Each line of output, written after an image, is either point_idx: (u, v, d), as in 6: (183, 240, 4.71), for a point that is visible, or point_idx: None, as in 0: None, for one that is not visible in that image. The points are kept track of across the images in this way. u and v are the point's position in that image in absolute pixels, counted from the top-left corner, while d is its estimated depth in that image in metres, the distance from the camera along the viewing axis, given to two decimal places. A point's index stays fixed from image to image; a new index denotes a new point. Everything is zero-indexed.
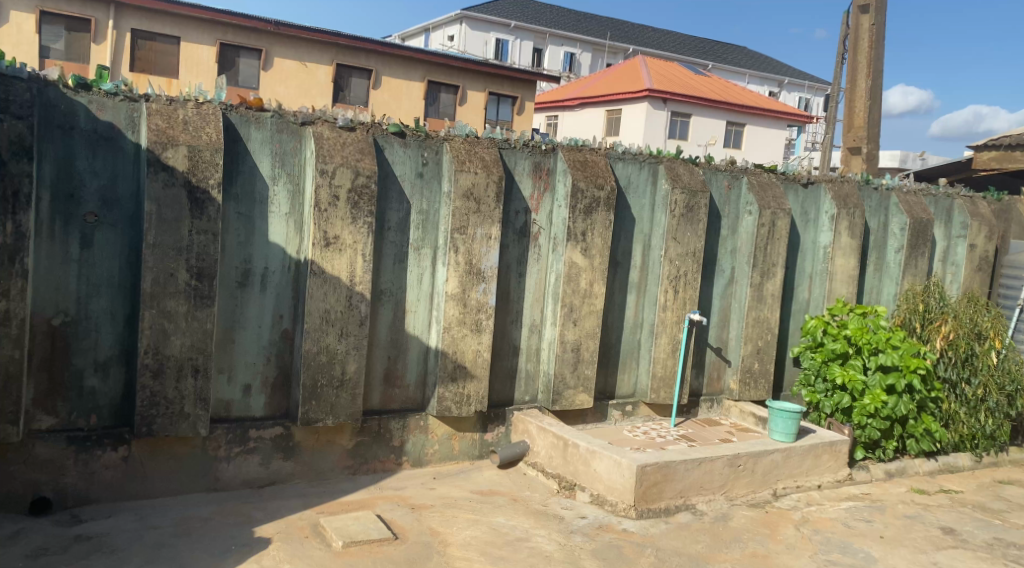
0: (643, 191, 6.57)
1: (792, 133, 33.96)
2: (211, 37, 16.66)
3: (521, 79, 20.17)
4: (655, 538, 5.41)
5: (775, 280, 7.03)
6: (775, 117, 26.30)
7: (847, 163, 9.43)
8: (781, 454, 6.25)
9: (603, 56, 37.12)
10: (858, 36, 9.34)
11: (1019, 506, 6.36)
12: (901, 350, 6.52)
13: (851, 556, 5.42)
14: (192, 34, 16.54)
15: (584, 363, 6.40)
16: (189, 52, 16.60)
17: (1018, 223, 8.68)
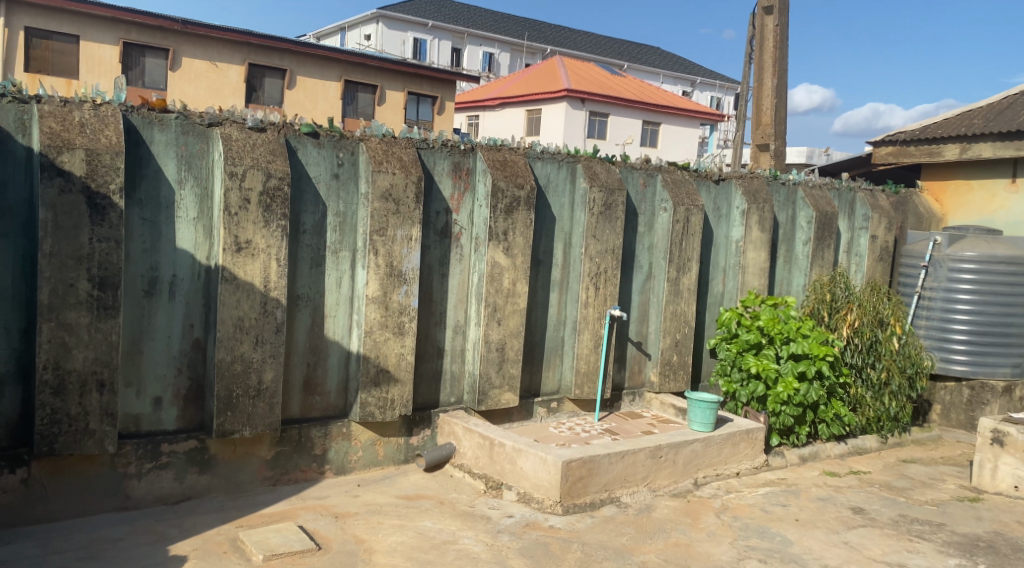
0: (562, 190, 6.61)
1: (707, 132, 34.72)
2: (113, 36, 16.04)
3: (442, 79, 20.17)
4: (581, 533, 5.46)
5: (691, 274, 7.16)
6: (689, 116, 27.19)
7: (757, 159, 9.76)
8: (701, 443, 6.41)
9: (522, 56, 37.45)
10: (763, 35, 9.64)
11: (921, 483, 6.70)
12: (811, 338, 6.79)
13: (768, 541, 5.59)
14: (91, 32, 15.88)
15: (509, 362, 6.39)
16: (90, 50, 15.90)
17: (915, 213, 9.11)
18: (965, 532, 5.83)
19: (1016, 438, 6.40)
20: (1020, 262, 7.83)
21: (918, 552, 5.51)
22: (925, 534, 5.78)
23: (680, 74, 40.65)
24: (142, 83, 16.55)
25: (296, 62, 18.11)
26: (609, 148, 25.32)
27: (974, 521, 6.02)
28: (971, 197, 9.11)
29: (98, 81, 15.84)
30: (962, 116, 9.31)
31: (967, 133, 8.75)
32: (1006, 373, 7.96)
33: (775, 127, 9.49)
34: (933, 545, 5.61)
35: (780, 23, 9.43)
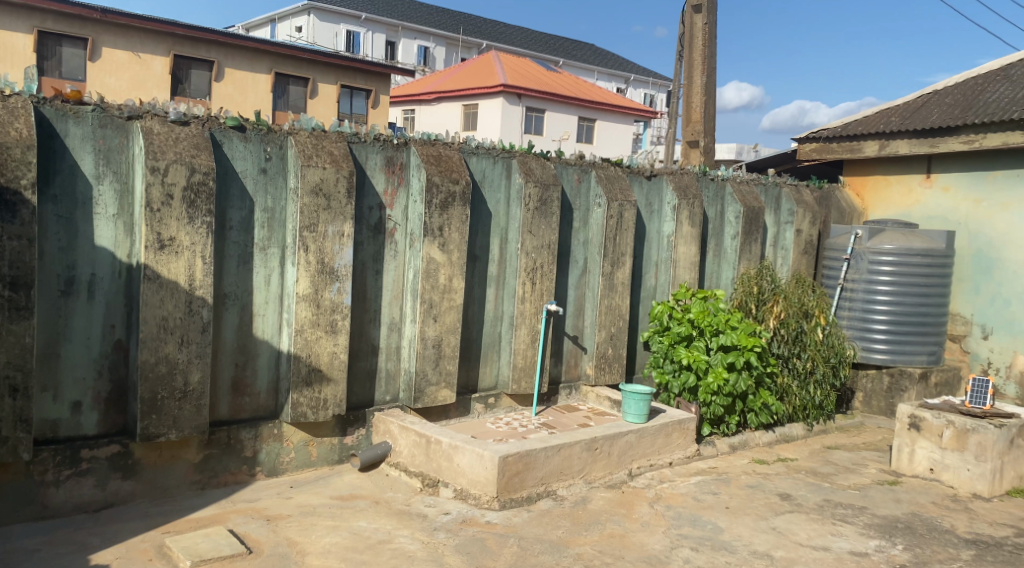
0: (498, 185, 6.60)
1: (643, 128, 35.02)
2: (27, 25, 15.94)
3: (377, 74, 20.68)
4: (518, 528, 5.47)
5: (626, 268, 7.24)
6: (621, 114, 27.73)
7: (688, 156, 9.97)
8: (635, 434, 6.49)
9: (457, 50, 37.15)
10: (693, 33, 9.78)
11: (845, 468, 6.94)
12: (739, 330, 6.94)
13: (700, 529, 5.70)
14: (5, 21, 15.85)
15: (446, 359, 6.34)
16: (3, 39, 15.92)
17: (837, 207, 9.53)
18: (885, 515, 6.04)
19: (932, 423, 6.65)
20: (935, 255, 8.26)
21: (841, 535, 5.69)
22: (848, 517, 5.98)
23: (614, 71, 40.90)
24: (59, 74, 16.63)
25: (224, 54, 18.29)
26: (544, 144, 25.71)
27: (893, 503, 6.26)
28: (889, 191, 9.53)
29: (10, 71, 15.95)
30: (880, 114, 9.65)
31: (885, 131, 9.11)
32: (922, 361, 8.33)
33: (704, 124, 9.70)
34: (855, 528, 5.81)
35: (708, 22, 9.61)
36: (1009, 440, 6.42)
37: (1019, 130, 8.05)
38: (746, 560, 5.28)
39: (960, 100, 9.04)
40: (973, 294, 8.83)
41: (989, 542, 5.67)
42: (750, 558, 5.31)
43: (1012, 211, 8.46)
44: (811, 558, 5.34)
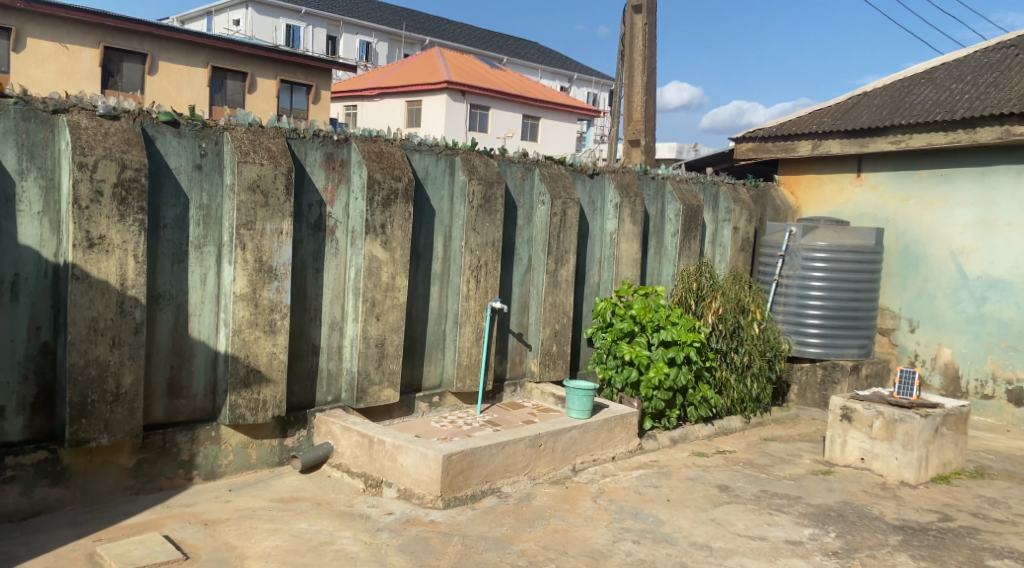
0: (441, 183, 6.55)
1: (586, 127, 35.06)
2: None
3: (317, 68, 20.48)
4: (461, 526, 5.44)
5: (570, 266, 7.29)
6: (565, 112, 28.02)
7: (630, 154, 10.10)
8: (578, 430, 6.53)
9: (400, 46, 36.67)
10: (634, 34, 9.92)
11: (781, 459, 7.11)
12: (679, 326, 7.11)
13: (641, 522, 5.76)
14: None
15: (389, 358, 6.27)
16: None
17: (772, 206, 9.72)
18: (818, 504, 6.18)
19: (863, 414, 6.83)
20: (864, 251, 8.52)
21: (777, 524, 5.79)
22: (783, 507, 6.10)
23: (558, 70, 40.88)
24: None
25: (157, 46, 18.03)
26: (487, 142, 25.66)
27: (826, 492, 6.41)
28: (822, 190, 9.82)
29: None
30: (813, 115, 9.91)
31: (817, 131, 9.36)
32: (853, 355, 8.62)
33: (645, 123, 9.82)
34: (790, 517, 5.92)
35: (649, 22, 9.73)
36: (934, 429, 6.65)
37: (942, 131, 8.36)
38: (686, 552, 5.34)
39: (888, 102, 9.33)
40: (901, 289, 9.15)
41: (914, 527, 5.80)
42: (690, 550, 5.37)
43: (937, 209, 8.80)
44: (748, 548, 5.42)
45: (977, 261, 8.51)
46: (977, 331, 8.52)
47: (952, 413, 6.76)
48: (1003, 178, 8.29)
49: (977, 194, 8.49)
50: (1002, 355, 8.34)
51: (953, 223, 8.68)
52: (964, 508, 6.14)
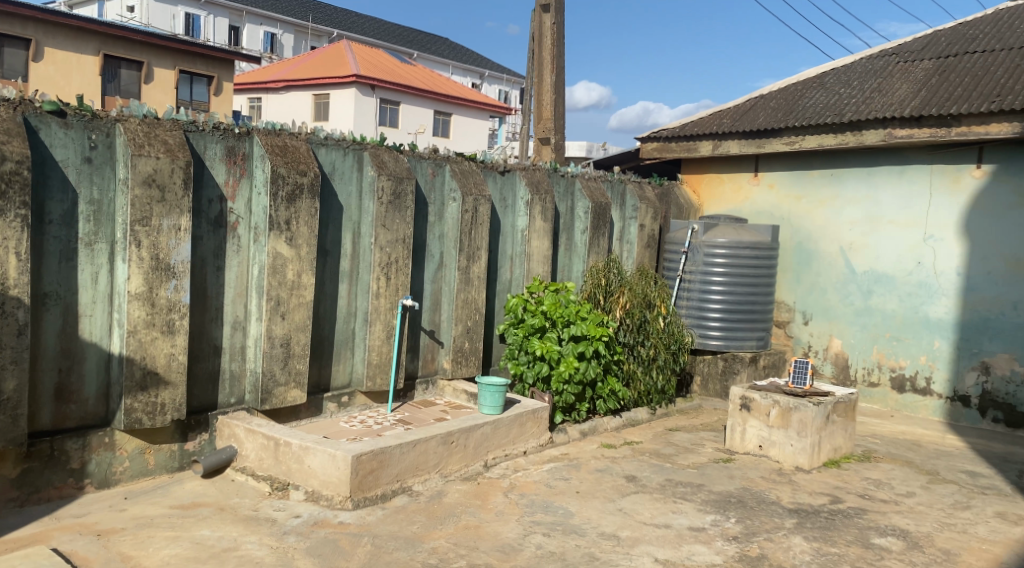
0: (349, 178, 6.42)
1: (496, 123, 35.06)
2: None
3: (218, 59, 19.96)
4: (371, 526, 5.35)
5: (481, 262, 7.26)
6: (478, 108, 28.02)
7: (540, 152, 10.14)
8: (490, 426, 6.51)
9: (306, 38, 35.95)
10: (542, 33, 9.91)
11: (685, 449, 7.24)
12: (589, 321, 7.20)
13: (552, 515, 5.77)
14: None
15: (295, 358, 6.11)
16: None
17: (676, 204, 9.90)
18: (720, 491, 6.31)
19: (760, 403, 7.02)
20: (763, 248, 8.78)
21: (681, 512, 5.88)
22: (687, 495, 6.21)
23: (468, 66, 40.77)
24: None
25: (43, 32, 17.26)
26: (398, 137, 25.39)
27: (728, 479, 6.55)
28: (722, 189, 10.06)
29: None
30: (715, 116, 10.14)
31: (718, 132, 9.56)
32: (751, 347, 8.87)
33: (555, 121, 9.87)
34: (693, 504, 6.02)
35: (557, 22, 9.76)
36: (826, 416, 6.83)
37: (832, 133, 8.68)
38: (594, 542, 5.38)
39: (782, 104, 9.62)
40: (795, 283, 9.47)
41: (809, 510, 5.96)
42: (598, 540, 5.41)
43: (827, 207, 9.15)
44: (654, 536, 5.49)
45: (864, 256, 8.88)
46: (865, 322, 8.89)
47: (842, 400, 6.97)
48: (887, 177, 8.69)
49: (864, 193, 8.87)
50: (887, 345, 8.73)
51: (842, 220, 9.04)
52: (853, 490, 6.35)
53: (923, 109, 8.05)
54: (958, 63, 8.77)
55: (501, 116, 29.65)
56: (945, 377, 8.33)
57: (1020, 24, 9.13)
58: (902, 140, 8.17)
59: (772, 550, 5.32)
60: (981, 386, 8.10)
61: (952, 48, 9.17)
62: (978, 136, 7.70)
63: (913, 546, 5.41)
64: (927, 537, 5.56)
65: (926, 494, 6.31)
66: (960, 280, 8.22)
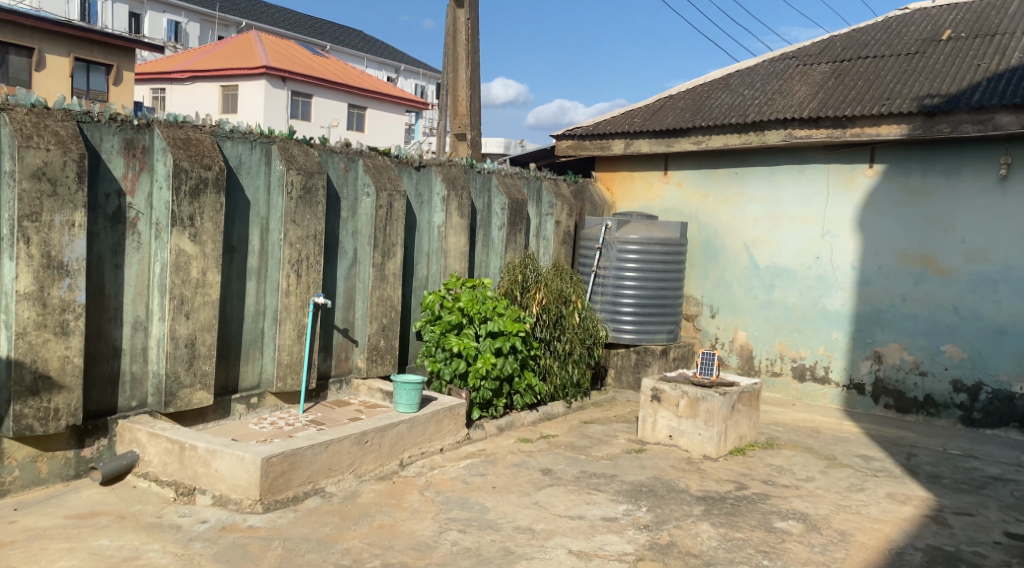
0: (256, 172, 6.25)
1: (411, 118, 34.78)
2: None
3: (116, 46, 19.43)
4: (282, 529, 5.21)
5: (396, 259, 7.17)
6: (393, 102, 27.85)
7: (456, 149, 10.08)
8: (406, 424, 6.44)
9: (213, 27, 34.98)
10: (457, 27, 9.83)
11: (598, 441, 7.31)
12: (505, 317, 7.20)
13: (468, 511, 5.74)
14: None
15: (200, 359, 5.91)
16: None
17: (591, 201, 9.99)
18: (632, 481, 6.38)
19: (670, 394, 7.13)
20: (672, 244, 8.96)
21: (595, 503, 5.93)
22: (601, 486, 6.27)
23: (383, 59, 40.33)
24: None
25: None
26: (310, 130, 25.00)
27: (639, 469, 6.64)
28: (635, 186, 10.19)
29: None
30: (627, 115, 10.26)
31: (630, 131, 9.67)
32: (662, 339, 9.04)
33: (471, 117, 9.83)
34: (607, 495, 6.08)
35: (472, 17, 9.70)
36: (731, 405, 7.00)
37: (737, 133, 8.89)
38: (510, 536, 5.37)
39: (690, 105, 9.80)
40: (703, 278, 9.65)
41: (716, 497, 6.08)
42: (513, 534, 5.41)
43: (732, 205, 9.37)
44: (568, 527, 5.52)
45: (767, 252, 9.13)
46: (768, 315, 9.14)
47: (746, 390, 7.15)
48: (788, 176, 8.96)
49: (766, 191, 9.12)
50: (788, 336, 8.99)
51: (747, 217, 9.28)
52: (757, 476, 6.51)
53: (820, 110, 8.32)
54: (852, 67, 9.08)
55: (417, 110, 29.45)
56: (842, 365, 8.63)
57: (908, 31, 9.52)
58: (800, 140, 8.43)
59: (681, 537, 5.41)
60: (873, 374, 8.43)
61: (848, 53, 9.50)
62: (870, 137, 8.00)
63: (813, 528, 5.58)
64: (824, 519, 5.73)
65: (824, 478, 6.52)
66: (855, 274, 8.53)
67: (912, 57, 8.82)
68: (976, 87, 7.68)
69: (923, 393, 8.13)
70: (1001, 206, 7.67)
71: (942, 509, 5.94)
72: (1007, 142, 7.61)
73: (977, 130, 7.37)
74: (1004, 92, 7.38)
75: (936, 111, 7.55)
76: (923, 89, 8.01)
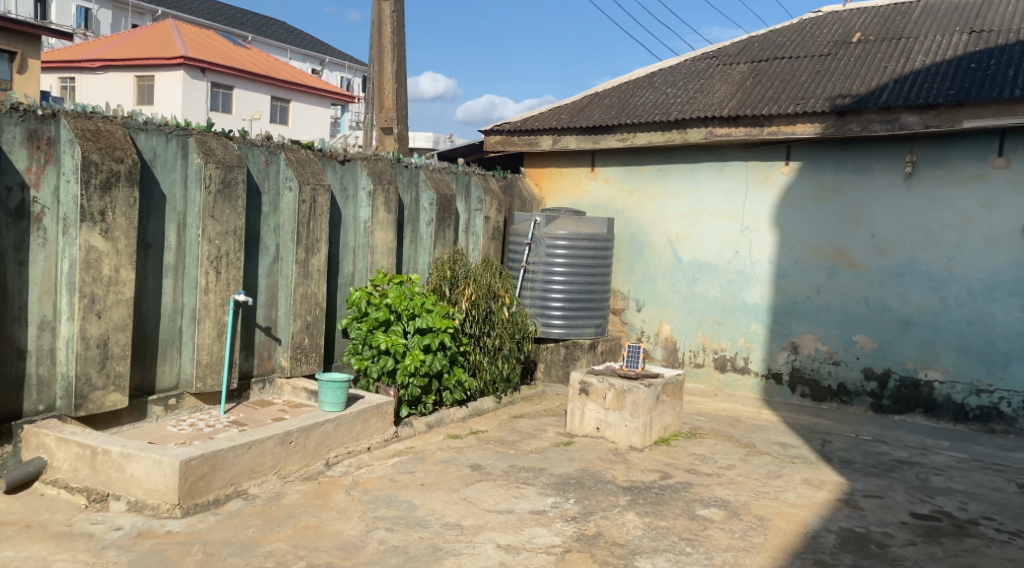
0: (171, 166, 6.07)
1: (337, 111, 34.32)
2: None
3: (21, 33, 18.70)
4: (202, 533, 5.07)
5: (320, 255, 7.05)
6: (319, 95, 27.43)
7: (382, 143, 9.97)
8: (332, 423, 6.33)
9: (128, 16, 33.93)
10: (381, 20, 9.70)
11: (528, 435, 7.31)
12: (434, 313, 7.15)
13: (395, 509, 5.67)
14: None
15: (113, 360, 5.70)
16: None
17: (519, 196, 9.98)
18: (561, 473, 6.41)
19: (597, 387, 7.19)
20: (600, 238, 9.02)
21: (523, 497, 5.92)
22: (529, 479, 6.27)
23: (308, 51, 39.70)
24: None
25: None
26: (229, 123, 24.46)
27: (567, 462, 6.66)
28: (562, 182, 10.22)
29: None
30: (554, 111, 10.30)
31: (556, 127, 9.70)
32: (591, 333, 9.05)
33: (397, 111, 9.73)
34: (535, 488, 6.08)
35: (397, 10, 9.59)
36: (656, 397, 7.09)
37: (660, 130, 8.99)
38: (438, 533, 5.33)
39: (616, 102, 9.89)
40: (628, 273, 9.73)
41: (641, 487, 6.15)
42: (442, 531, 5.36)
43: (656, 201, 9.49)
44: (497, 522, 5.50)
45: (689, 246, 9.27)
46: (690, 308, 9.27)
47: (670, 381, 7.25)
48: (709, 172, 9.11)
49: (688, 186, 9.26)
50: (710, 329, 9.13)
51: (670, 213, 9.40)
52: (680, 465, 6.60)
53: (739, 109, 8.48)
54: (769, 67, 9.28)
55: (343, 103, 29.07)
56: (761, 356, 8.82)
57: (821, 33, 9.78)
58: (720, 138, 8.58)
59: (607, 527, 5.44)
60: (790, 364, 8.65)
61: (765, 53, 9.71)
62: (786, 135, 8.19)
63: (733, 514, 5.68)
64: (744, 505, 5.84)
65: (744, 466, 6.64)
66: (772, 267, 8.74)
67: (825, 58, 9.05)
68: (884, 88, 7.94)
69: (837, 381, 8.38)
70: (906, 202, 8.00)
71: (854, 492, 6.11)
72: (912, 141, 7.92)
73: (885, 129, 7.63)
74: (909, 93, 7.65)
75: (846, 111, 7.78)
76: (835, 89, 8.23)
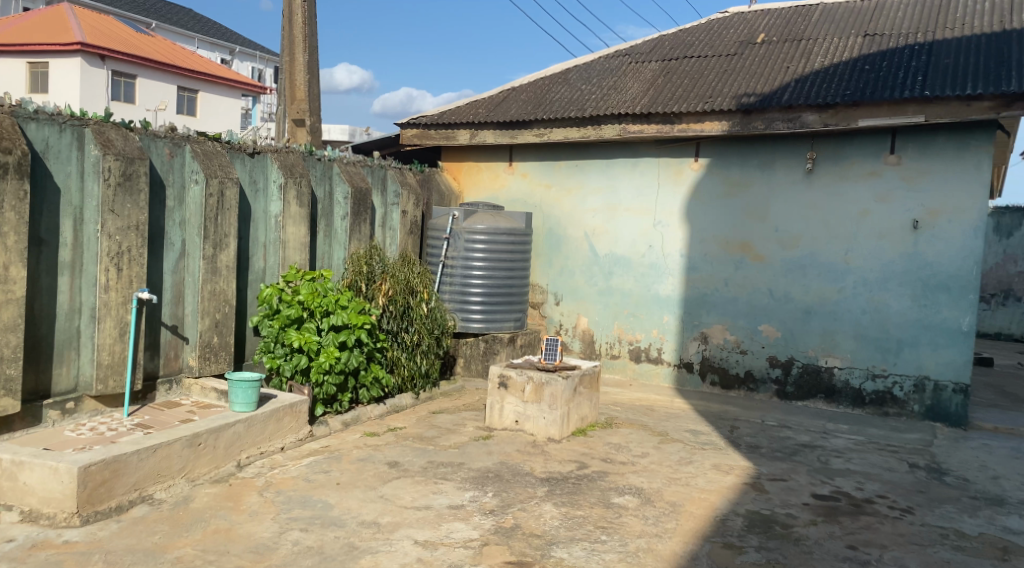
0: (66, 158, 5.79)
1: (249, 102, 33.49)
2: None
3: None
4: (103, 542, 4.85)
5: (229, 251, 6.83)
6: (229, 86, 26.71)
7: (294, 134, 9.72)
8: (243, 424, 6.14)
9: None
10: (292, 10, 9.45)
11: (446, 430, 7.24)
12: (349, 309, 7.01)
13: (310, 509, 5.53)
14: None
15: (3, 363, 5.40)
16: None
17: (437, 191, 9.87)
18: (479, 467, 6.36)
19: (516, 380, 7.14)
20: (518, 234, 9.00)
21: (441, 492, 5.85)
22: (448, 474, 6.20)
23: (217, 41, 38.61)
24: None
25: None
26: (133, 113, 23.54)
27: (486, 455, 6.62)
28: (480, 176, 10.16)
29: None
30: (470, 105, 10.22)
31: (473, 121, 9.62)
32: (510, 327, 9.11)
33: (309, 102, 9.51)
34: (453, 483, 6.02)
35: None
36: (574, 388, 7.11)
37: (576, 126, 9.02)
38: (353, 532, 5.22)
39: (532, 97, 9.88)
40: (547, 267, 9.73)
41: (559, 477, 6.15)
42: (357, 530, 5.25)
43: (573, 196, 9.53)
44: (414, 519, 5.42)
45: (605, 241, 9.33)
46: (606, 301, 9.34)
47: (587, 372, 7.28)
48: (623, 168, 9.19)
49: (604, 182, 9.33)
50: (625, 321, 9.22)
51: (586, 208, 9.45)
52: (597, 455, 6.63)
53: (650, 106, 8.57)
54: (680, 65, 9.40)
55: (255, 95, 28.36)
56: (673, 346, 8.94)
57: (728, 33, 9.96)
58: (634, 135, 8.66)
59: (525, 519, 5.42)
60: (700, 353, 8.79)
61: (675, 51, 9.83)
62: (696, 132, 8.30)
63: (647, 501, 5.73)
64: (658, 492, 5.89)
65: (657, 453, 6.71)
66: (683, 260, 8.86)
67: (732, 57, 9.22)
68: (786, 87, 8.12)
69: (744, 369, 8.55)
70: (808, 197, 8.22)
71: (762, 476, 6.24)
72: (813, 138, 8.15)
73: (788, 128, 7.82)
74: (810, 92, 7.85)
75: (751, 109, 7.94)
76: (742, 87, 8.39)
